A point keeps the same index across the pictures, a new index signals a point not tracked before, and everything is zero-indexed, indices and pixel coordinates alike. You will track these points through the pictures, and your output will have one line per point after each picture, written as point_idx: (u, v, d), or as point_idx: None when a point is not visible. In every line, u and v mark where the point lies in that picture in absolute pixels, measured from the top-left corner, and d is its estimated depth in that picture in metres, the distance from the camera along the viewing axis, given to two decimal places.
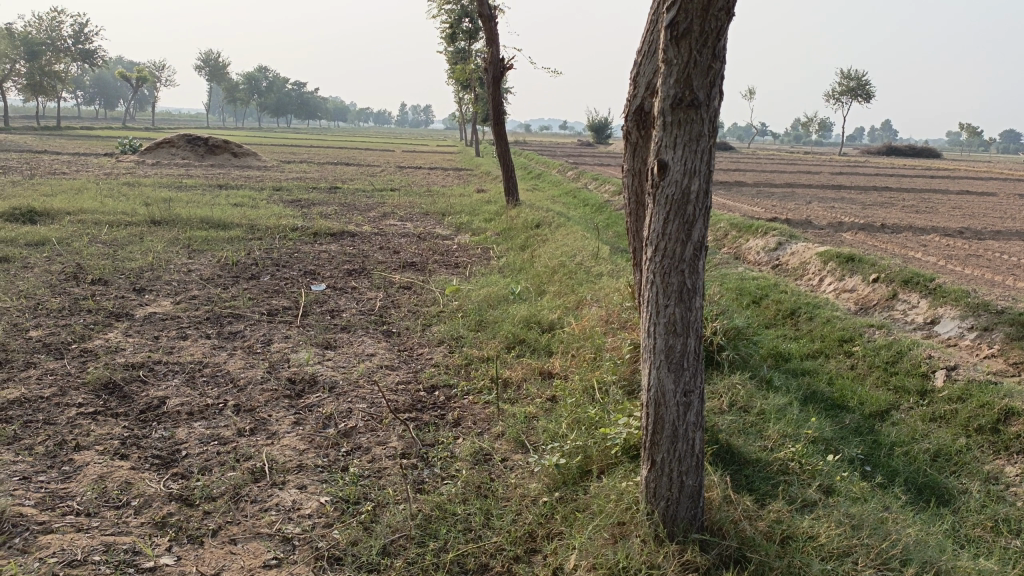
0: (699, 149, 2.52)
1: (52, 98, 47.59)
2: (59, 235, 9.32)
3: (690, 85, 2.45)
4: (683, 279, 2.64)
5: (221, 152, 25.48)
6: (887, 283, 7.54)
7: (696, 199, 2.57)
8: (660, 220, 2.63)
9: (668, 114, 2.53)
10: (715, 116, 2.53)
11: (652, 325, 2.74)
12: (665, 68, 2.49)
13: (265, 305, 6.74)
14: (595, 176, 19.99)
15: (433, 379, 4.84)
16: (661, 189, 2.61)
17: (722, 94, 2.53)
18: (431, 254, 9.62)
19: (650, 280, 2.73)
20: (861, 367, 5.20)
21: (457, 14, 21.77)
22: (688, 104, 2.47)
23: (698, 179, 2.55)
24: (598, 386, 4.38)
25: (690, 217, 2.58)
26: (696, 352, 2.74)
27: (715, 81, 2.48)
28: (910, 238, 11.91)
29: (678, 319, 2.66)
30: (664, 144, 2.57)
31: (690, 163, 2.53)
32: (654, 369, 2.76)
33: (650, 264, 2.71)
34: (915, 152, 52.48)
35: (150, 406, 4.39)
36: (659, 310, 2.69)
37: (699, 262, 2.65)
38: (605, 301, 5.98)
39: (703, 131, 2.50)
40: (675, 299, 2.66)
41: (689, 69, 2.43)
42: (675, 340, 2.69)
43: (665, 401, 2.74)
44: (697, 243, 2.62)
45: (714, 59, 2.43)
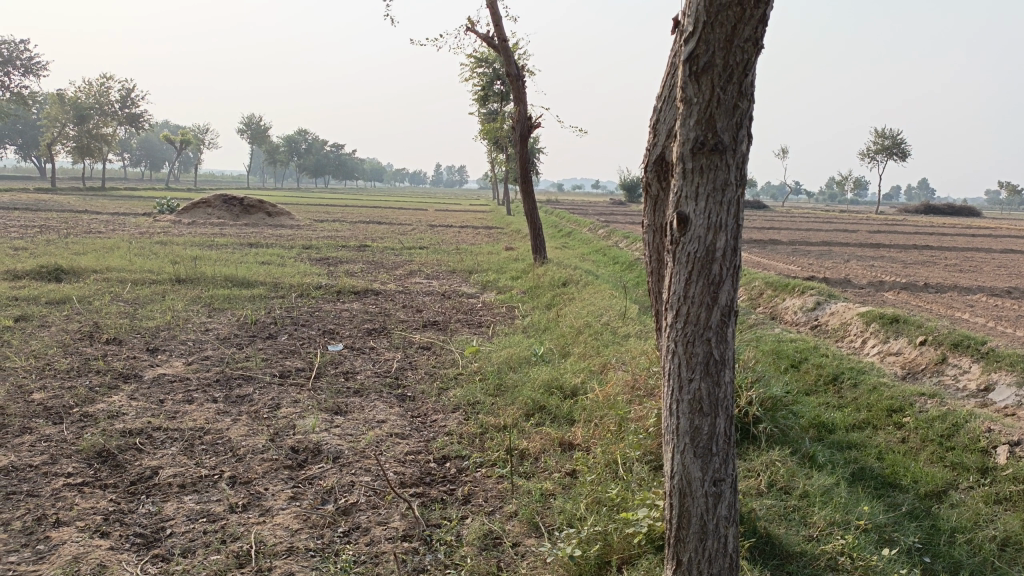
0: (724, 200, 2.23)
1: (98, 161, 49.07)
2: (80, 294, 9.25)
3: (713, 127, 2.16)
4: (710, 349, 2.31)
5: (255, 211, 25.78)
6: (935, 346, 7.09)
7: (723, 257, 2.26)
8: (682, 280, 2.32)
9: (688, 161, 2.24)
10: (743, 162, 2.24)
11: (675, 402, 2.41)
12: (684, 108, 2.21)
13: (278, 367, 6.49)
14: (627, 233, 19.78)
15: (445, 449, 4.51)
16: (681, 246, 2.30)
17: (750, 136, 2.24)
18: (454, 313, 9.38)
19: (671, 350, 2.41)
20: (913, 440, 4.75)
21: (488, 76, 21.96)
22: (711, 147, 2.18)
23: (725, 234, 2.24)
24: (622, 461, 4.01)
25: (716, 277, 2.27)
26: (726, 433, 2.40)
27: (741, 122, 2.20)
28: (956, 298, 11.41)
29: (705, 395, 2.33)
30: (684, 194, 2.27)
31: (715, 215, 2.23)
32: (678, 453, 2.42)
33: (671, 332, 2.39)
34: (953, 210, 51.52)
35: (141, 477, 4.12)
36: (682, 384, 2.37)
37: (727, 329, 2.32)
38: (632, 365, 5.64)
39: (729, 177, 2.21)
40: (700, 372, 2.33)
41: (711, 109, 2.15)
42: (701, 419, 2.35)
43: (690, 491, 2.39)
44: (725, 307, 2.30)
45: (741, 97, 2.16)
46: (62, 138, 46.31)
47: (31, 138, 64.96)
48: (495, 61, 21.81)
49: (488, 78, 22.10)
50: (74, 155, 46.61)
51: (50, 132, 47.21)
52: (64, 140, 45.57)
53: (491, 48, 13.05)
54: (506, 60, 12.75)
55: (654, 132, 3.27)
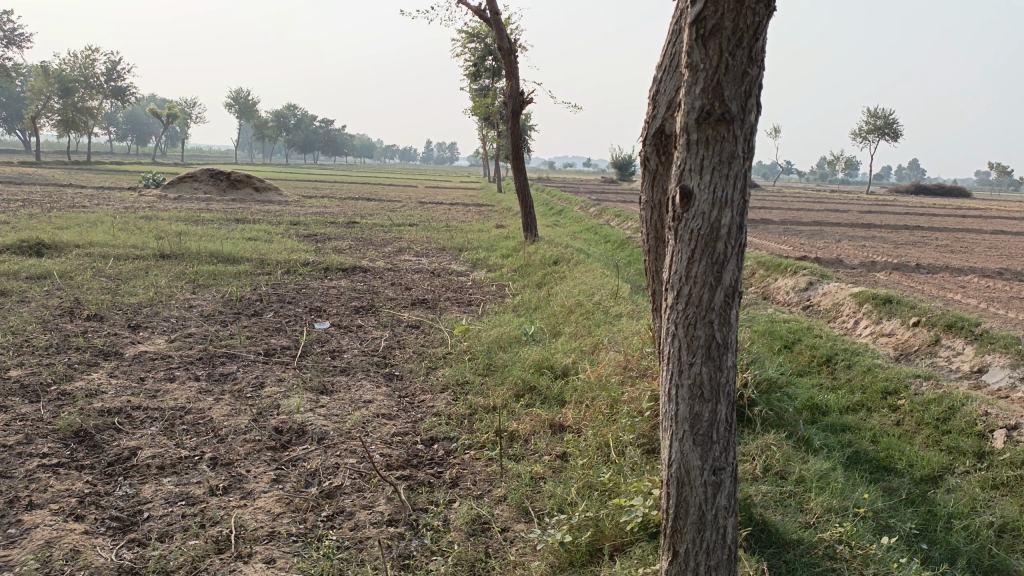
0: (731, 174, 2.10)
1: (83, 134, 48.33)
2: (62, 269, 9.06)
3: (721, 94, 2.03)
4: (713, 332, 2.20)
5: (243, 186, 25.42)
6: (928, 327, 7.03)
7: (728, 235, 2.14)
8: (684, 259, 2.20)
9: (693, 132, 2.11)
10: (751, 133, 2.11)
11: (674, 388, 2.30)
12: (688, 75, 2.08)
13: (263, 345, 6.36)
14: (619, 212, 19.66)
15: (432, 430, 4.40)
16: (684, 222, 2.18)
17: (760, 104, 2.11)
18: (444, 291, 9.25)
19: (671, 333, 2.29)
20: (908, 423, 4.68)
21: (480, 52, 21.64)
22: (718, 116, 2.05)
23: (731, 210, 2.12)
24: (614, 445, 3.92)
25: (721, 257, 2.15)
26: (728, 421, 2.30)
27: (750, 90, 2.07)
28: (947, 279, 11.37)
29: (706, 381, 2.23)
30: (688, 168, 2.14)
31: (720, 190, 2.10)
32: (676, 441, 2.32)
33: (671, 314, 2.28)
34: (943, 191, 51.57)
35: (119, 458, 3.99)
36: (682, 369, 2.26)
37: (731, 312, 2.21)
38: (624, 346, 5.55)
39: (737, 150, 2.08)
40: (702, 357, 2.22)
41: (719, 76, 2.02)
42: (701, 407, 2.25)
43: (690, 480, 2.29)
44: (729, 287, 2.18)
45: (750, 64, 2.03)
46: (45, 110, 45.50)
47: (15, 111, 63.92)
48: (486, 36, 21.51)
49: (479, 53, 21.81)
50: (59, 128, 45.86)
51: (33, 104, 46.43)
52: (48, 113, 44.93)
53: (483, 21, 12.80)
54: (499, 34, 12.51)
55: (654, 103, 3.10)
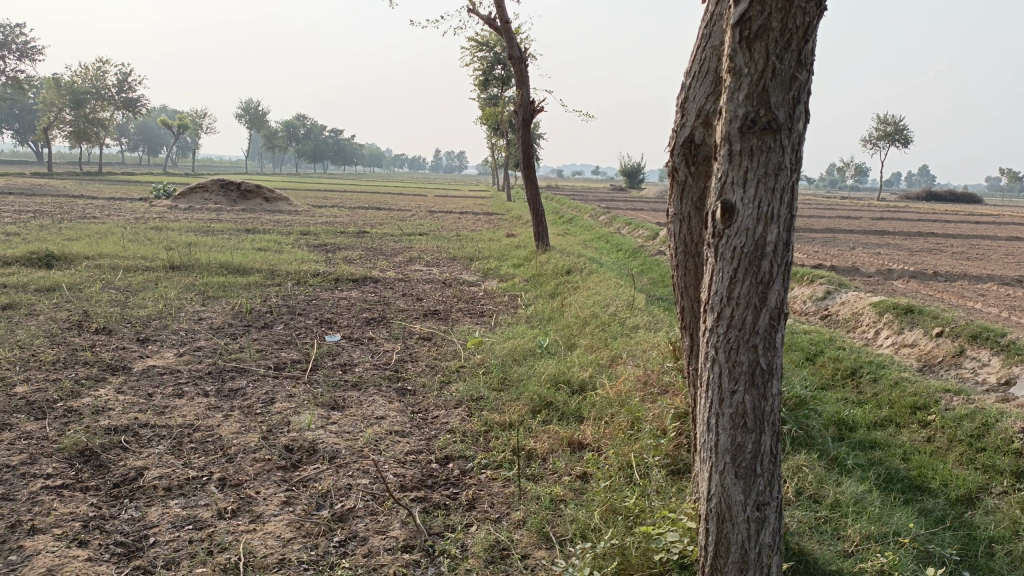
0: (776, 186, 2.12)
1: (95, 145, 48.57)
2: (71, 281, 8.99)
3: (766, 102, 2.05)
4: (756, 358, 2.20)
5: (253, 197, 25.39)
6: (952, 338, 6.85)
7: (773, 252, 2.14)
8: (726, 280, 2.21)
9: (736, 142, 2.12)
10: (798, 144, 2.12)
11: (715, 417, 2.31)
12: (732, 81, 2.10)
13: (273, 359, 6.24)
14: (629, 220, 19.51)
15: (447, 449, 4.27)
16: (726, 239, 2.19)
17: (806, 113, 2.12)
18: (455, 302, 9.12)
19: (712, 358, 2.30)
20: (939, 440, 4.52)
21: (490, 60, 21.56)
22: (763, 125, 2.06)
23: (776, 226, 2.13)
24: (637, 466, 3.78)
25: (765, 275, 2.15)
26: (772, 453, 2.30)
27: (798, 96, 2.07)
28: (966, 287, 11.17)
29: (749, 409, 2.23)
30: (730, 180, 2.15)
31: (765, 205, 2.11)
32: (717, 474, 2.31)
33: (712, 338, 2.29)
34: (955, 198, 51.19)
35: (125, 479, 3.87)
36: (724, 397, 2.26)
37: (776, 336, 2.21)
38: (643, 359, 5.41)
39: (782, 161, 2.10)
40: (745, 383, 2.22)
41: (764, 81, 2.03)
42: (744, 435, 2.25)
43: (732, 516, 2.27)
44: (774, 309, 2.19)
45: (798, 67, 2.04)
46: (58, 122, 45.74)
47: (27, 122, 64.42)
48: (496, 44, 21.43)
49: (489, 62, 21.75)
50: (71, 139, 46.13)
51: (46, 116, 46.74)
52: (60, 124, 45.25)
53: (494, 30, 12.70)
54: (509, 42, 12.42)
55: (681, 111, 2.95)
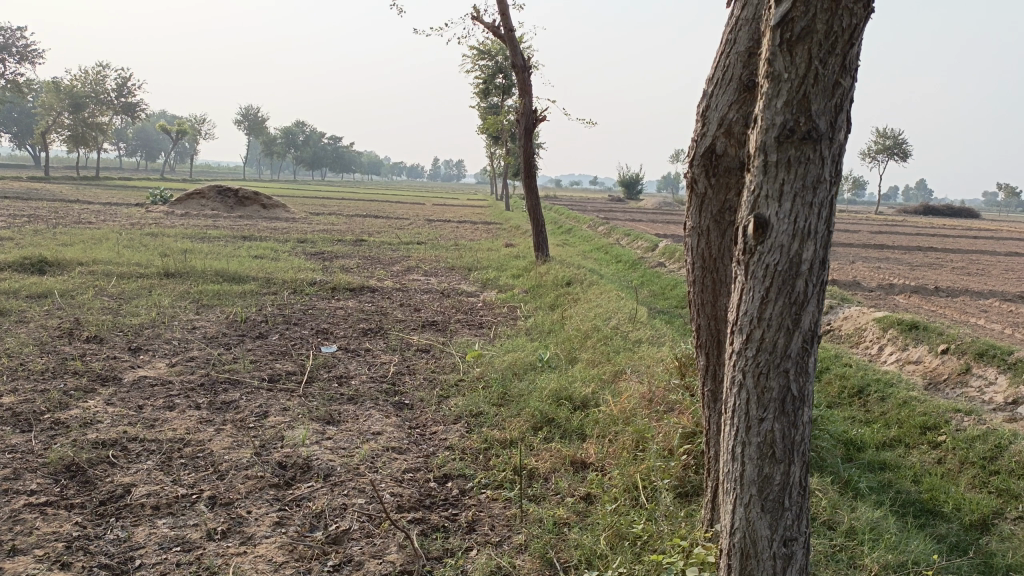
0: (813, 201, 2.09)
1: (93, 150, 48.46)
2: (63, 287, 8.84)
3: (807, 110, 2.02)
4: (787, 384, 2.18)
5: (250, 203, 25.27)
6: (958, 354, 6.73)
7: (809, 270, 2.11)
8: (757, 299, 2.18)
9: (772, 152, 2.10)
10: (837, 155, 2.10)
11: (742, 447, 2.28)
12: (771, 86, 2.07)
13: (268, 370, 6.10)
14: (628, 231, 19.41)
15: (446, 467, 4.13)
16: (758, 255, 2.15)
17: (847, 122, 2.10)
18: (454, 312, 9.00)
19: (739, 383, 2.27)
20: (951, 462, 4.40)
21: (490, 69, 21.50)
22: (802, 135, 2.04)
23: (813, 242, 2.10)
24: (644, 488, 3.65)
25: (799, 296, 2.12)
26: (799, 486, 2.28)
27: (839, 104, 2.06)
28: (969, 303, 11.06)
29: (777, 438, 2.21)
30: (765, 194, 2.12)
31: (802, 220, 2.08)
32: (742, 508, 2.29)
33: (740, 362, 2.26)
34: (952, 211, 51.18)
35: (112, 496, 3.73)
36: (752, 427, 2.24)
37: (807, 360, 2.19)
38: (647, 375, 5.29)
39: (821, 173, 2.07)
40: (774, 410, 2.20)
41: (805, 87, 2.01)
42: (771, 465, 2.23)
43: (757, 554, 2.26)
44: (806, 333, 2.16)
45: (841, 73, 2.02)
46: (57, 126, 45.63)
47: (25, 126, 64.32)
48: (496, 54, 21.37)
49: (489, 71, 21.70)
50: (69, 143, 46.05)
51: (44, 120, 46.64)
52: (59, 129, 45.18)
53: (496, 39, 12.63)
54: (511, 50, 12.34)
55: (702, 120, 2.86)
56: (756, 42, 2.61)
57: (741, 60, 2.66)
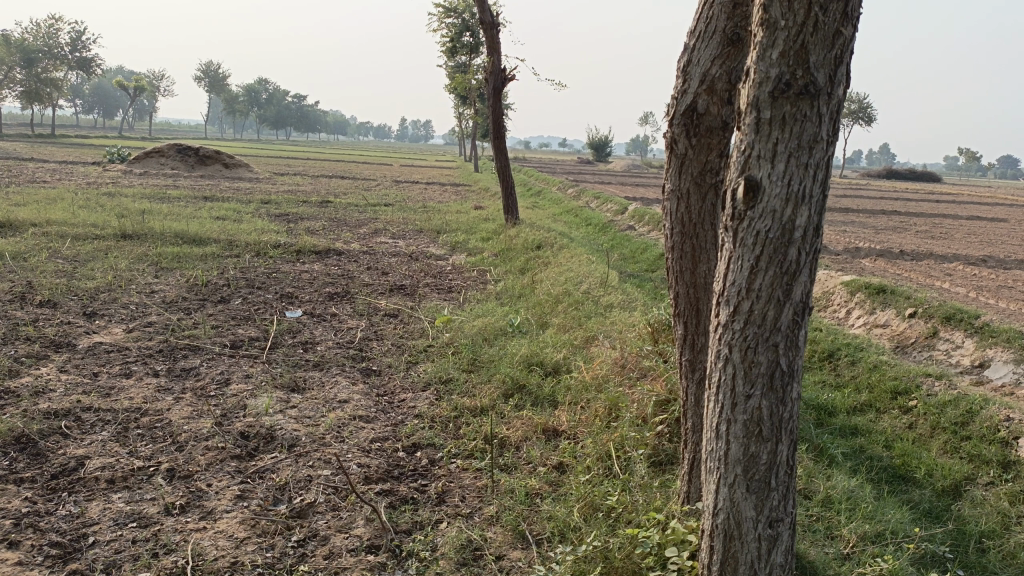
0: (809, 162, 1.98)
1: (47, 105, 46.74)
2: (14, 249, 8.49)
3: (804, 62, 1.91)
4: (776, 359, 2.10)
5: (212, 163, 24.67)
6: (926, 318, 6.76)
7: (802, 237, 2.02)
8: (746, 268, 2.08)
9: (765, 109, 1.99)
10: (834, 112, 1.99)
11: (727, 423, 2.21)
12: (765, 37, 1.95)
13: (230, 336, 5.91)
14: (597, 193, 19.27)
15: (415, 436, 4.03)
16: (748, 221, 2.05)
17: (846, 75, 2.00)
18: (423, 276, 8.83)
19: (724, 357, 2.19)
20: (922, 427, 4.41)
21: (458, 28, 21.05)
22: (799, 90, 1.93)
23: (807, 207, 2.01)
24: (618, 458, 3.59)
25: (791, 265, 2.03)
26: (786, 466, 2.22)
27: (839, 56, 1.95)
28: (933, 267, 11.16)
29: (764, 416, 2.14)
30: (756, 154, 2.01)
31: (796, 182, 1.98)
32: (726, 486, 2.24)
33: (726, 334, 2.17)
34: (915, 174, 51.79)
35: (64, 469, 3.57)
36: (738, 402, 2.16)
37: (797, 334, 2.11)
38: (620, 341, 5.23)
39: (818, 132, 1.97)
40: (762, 386, 2.12)
41: (803, 38, 1.90)
42: (757, 444, 2.16)
43: (742, 533, 2.22)
44: (798, 304, 2.08)
45: (842, 22, 1.91)
46: (9, 82, 43.84)
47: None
48: (464, 11, 20.92)
49: (457, 28, 21.24)
50: (22, 99, 44.35)
51: None
52: (10, 83, 43.58)
53: None
54: (479, 6, 12.01)
55: (683, 76, 2.72)
56: None
57: (726, 12, 2.54)
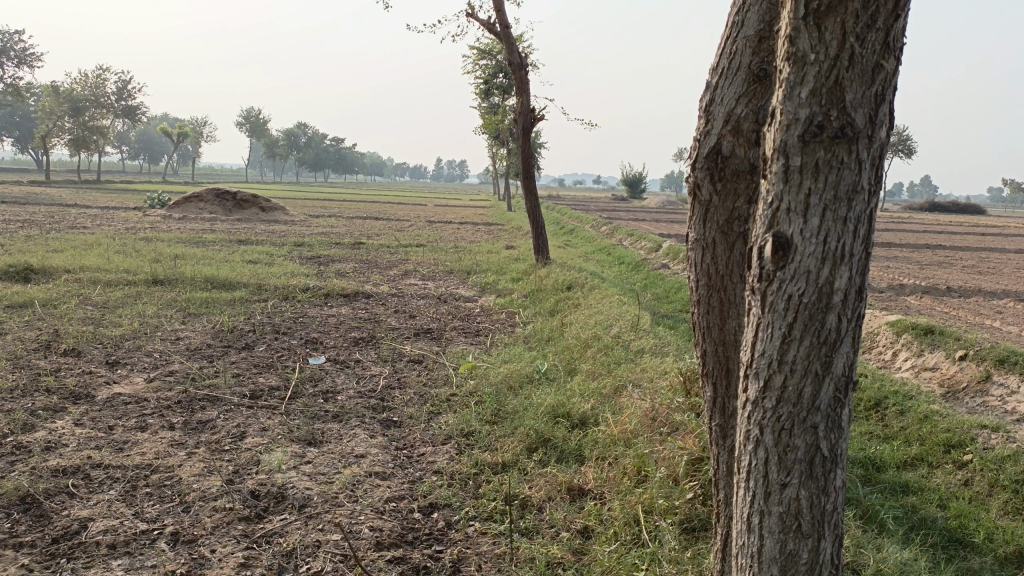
0: (848, 216, 1.78)
1: (94, 152, 48.13)
2: (46, 296, 8.53)
3: (838, 101, 1.72)
4: (814, 441, 1.92)
5: (249, 206, 25.04)
6: (978, 361, 6.38)
7: (842, 301, 1.82)
8: (778, 337, 1.89)
9: (796, 156, 1.80)
10: (876, 156, 1.79)
11: (762, 511, 2.02)
12: (794, 75, 1.77)
13: (250, 385, 5.78)
14: (631, 231, 19.03)
15: (432, 495, 3.82)
16: (778, 283, 1.86)
17: (888, 115, 1.80)
18: (450, 319, 8.67)
19: (755, 436, 2.00)
20: (979, 484, 4.07)
21: (491, 69, 21.18)
22: (834, 133, 1.74)
23: (847, 267, 1.80)
24: (646, 525, 3.34)
25: (829, 334, 1.84)
26: (830, 561, 2.04)
27: (880, 93, 1.75)
28: (982, 304, 10.69)
29: (803, 508, 1.96)
30: (786, 207, 1.83)
31: (832, 240, 1.78)
32: None
33: (757, 412, 1.98)
34: (958, 207, 50.68)
35: (66, 533, 3.42)
36: (774, 489, 1.98)
37: (838, 411, 1.92)
38: (651, 391, 4.98)
39: (858, 181, 1.77)
40: (800, 475, 1.95)
41: (838, 73, 1.71)
42: (796, 540, 1.99)
43: None
44: (838, 379, 1.88)
45: (883, 53, 1.71)
46: (58, 130, 45.40)
47: (27, 132, 64.58)
48: (497, 53, 21.09)
49: (490, 70, 21.42)
50: (70, 146, 45.71)
51: (45, 124, 46.57)
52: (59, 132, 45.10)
53: (493, 36, 12.30)
54: (509, 48, 12.02)
55: (705, 116, 2.53)
56: (767, 24, 2.31)
57: (750, 46, 2.36)
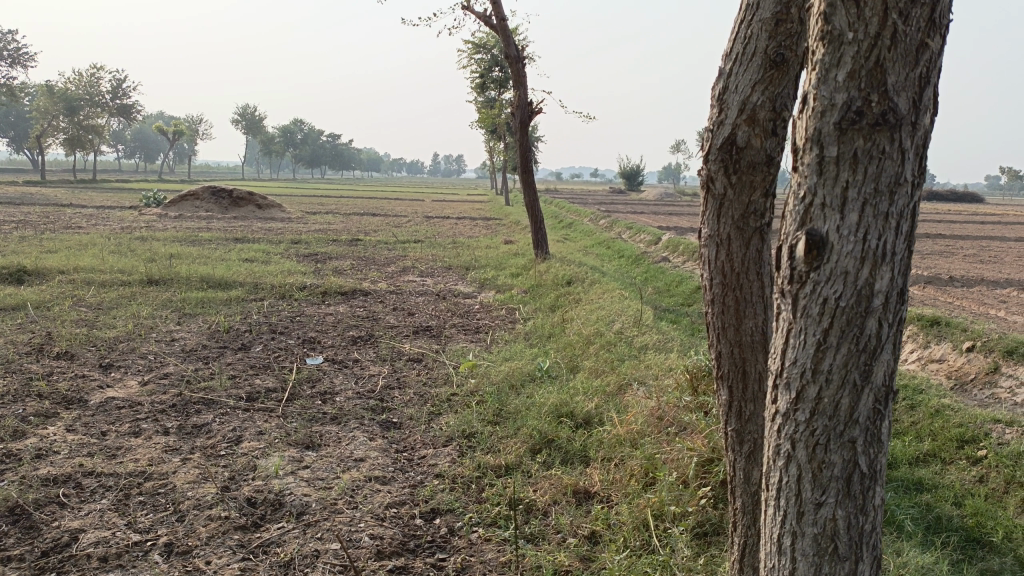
0: (890, 211, 1.67)
1: (90, 152, 47.84)
2: (39, 298, 8.40)
3: (879, 85, 1.61)
4: (853, 457, 1.81)
5: (245, 204, 24.87)
6: (986, 352, 6.27)
7: (883, 304, 1.70)
8: (812, 344, 1.78)
9: (833, 146, 1.68)
10: (920, 145, 1.67)
11: (797, 530, 1.91)
12: (829, 57, 1.66)
13: (246, 387, 5.66)
14: (630, 224, 18.91)
15: (434, 500, 3.71)
16: (812, 285, 1.75)
17: (932, 99, 1.68)
18: (449, 317, 8.56)
19: (787, 450, 1.89)
20: (995, 480, 3.96)
21: (488, 62, 21.01)
22: (874, 119, 1.63)
23: (888, 267, 1.69)
24: (656, 530, 3.24)
25: (869, 340, 1.73)
26: None
27: (924, 75, 1.63)
28: (987, 293, 10.58)
29: (840, 529, 1.85)
30: (821, 203, 1.72)
31: (873, 237, 1.67)
32: None
33: (790, 425, 1.87)
34: (957, 196, 50.59)
35: (55, 545, 3.30)
36: (810, 507, 1.87)
37: (878, 424, 1.81)
38: (656, 389, 4.87)
39: (900, 172, 1.66)
40: (836, 493, 1.84)
41: (879, 54, 1.60)
42: (832, 563, 1.88)
43: None
44: (877, 388, 1.77)
45: (929, 31, 1.60)
46: (53, 129, 45.13)
47: (22, 132, 64.31)
48: (493, 47, 20.92)
49: (486, 64, 21.25)
50: (65, 145, 45.41)
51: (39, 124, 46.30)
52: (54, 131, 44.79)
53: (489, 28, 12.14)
54: (505, 40, 11.88)
55: (719, 105, 2.41)
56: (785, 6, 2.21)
57: (767, 29, 2.24)
